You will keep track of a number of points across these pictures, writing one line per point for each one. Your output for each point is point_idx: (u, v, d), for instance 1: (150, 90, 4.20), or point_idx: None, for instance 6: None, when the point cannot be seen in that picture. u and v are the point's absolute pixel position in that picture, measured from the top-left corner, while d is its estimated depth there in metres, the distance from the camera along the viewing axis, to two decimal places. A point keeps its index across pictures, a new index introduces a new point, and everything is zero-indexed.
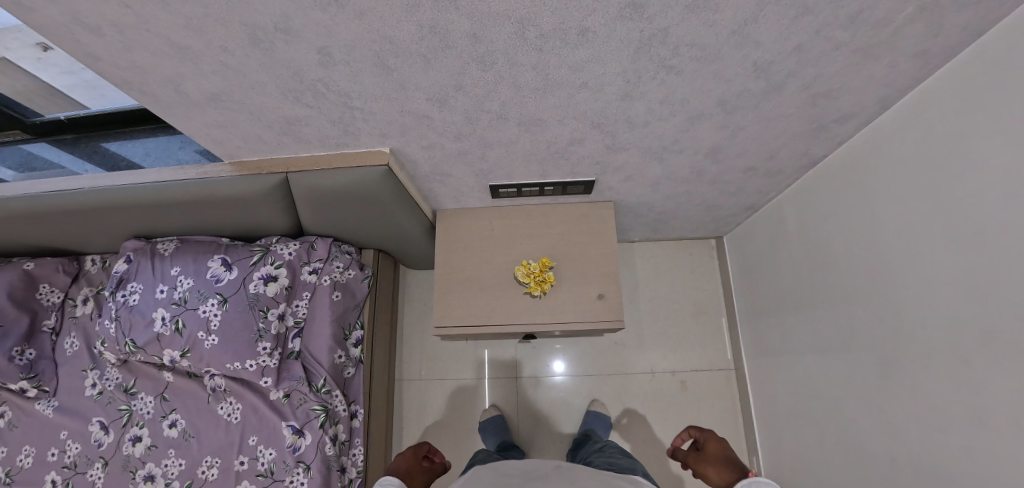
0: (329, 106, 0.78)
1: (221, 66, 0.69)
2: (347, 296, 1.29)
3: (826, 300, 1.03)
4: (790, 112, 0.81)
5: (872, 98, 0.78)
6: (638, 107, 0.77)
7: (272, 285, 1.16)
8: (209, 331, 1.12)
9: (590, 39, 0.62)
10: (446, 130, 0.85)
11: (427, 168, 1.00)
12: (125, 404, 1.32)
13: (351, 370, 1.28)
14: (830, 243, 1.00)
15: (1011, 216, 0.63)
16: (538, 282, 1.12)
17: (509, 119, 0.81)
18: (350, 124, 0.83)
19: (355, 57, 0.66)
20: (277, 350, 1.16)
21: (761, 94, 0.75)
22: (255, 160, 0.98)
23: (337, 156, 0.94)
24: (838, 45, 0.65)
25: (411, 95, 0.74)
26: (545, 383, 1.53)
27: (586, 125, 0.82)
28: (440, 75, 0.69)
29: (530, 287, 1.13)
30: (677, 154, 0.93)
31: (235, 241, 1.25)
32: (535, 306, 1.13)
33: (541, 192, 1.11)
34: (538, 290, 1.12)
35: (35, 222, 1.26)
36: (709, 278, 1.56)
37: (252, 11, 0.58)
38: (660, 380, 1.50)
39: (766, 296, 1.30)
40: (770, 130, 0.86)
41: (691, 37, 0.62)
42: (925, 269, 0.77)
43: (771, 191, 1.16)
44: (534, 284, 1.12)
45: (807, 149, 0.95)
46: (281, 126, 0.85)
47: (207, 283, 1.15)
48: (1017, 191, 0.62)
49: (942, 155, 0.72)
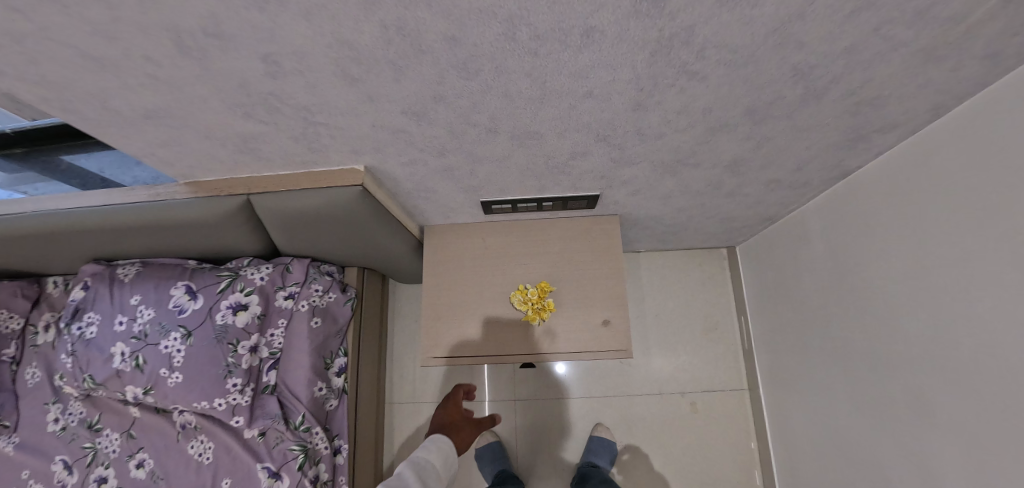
0: (288, 122, 0.66)
1: (150, 78, 0.57)
2: (328, 321, 1.17)
3: (856, 324, 0.93)
4: (826, 121, 0.70)
5: (923, 105, 0.67)
6: (652, 117, 0.65)
7: (242, 314, 1.05)
8: (173, 368, 1.02)
9: (596, 40, 0.50)
10: (428, 146, 0.73)
11: (410, 185, 0.88)
12: (89, 442, 1.21)
13: (334, 401, 1.18)
14: (864, 262, 0.89)
15: None
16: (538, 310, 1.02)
17: (501, 133, 0.69)
18: (316, 141, 0.72)
19: (310, 65, 0.54)
20: (249, 387, 1.05)
21: (797, 100, 0.64)
22: (213, 181, 0.86)
23: (305, 176, 0.82)
24: (896, 45, 0.54)
25: (383, 108, 0.62)
26: (545, 407, 1.42)
27: (590, 138, 0.71)
28: (416, 85, 0.57)
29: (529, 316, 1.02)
30: (693, 167, 0.82)
31: (203, 263, 1.14)
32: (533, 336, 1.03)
33: (539, 207, 1.00)
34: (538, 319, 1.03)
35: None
36: (720, 289, 1.46)
37: (173, 12, 0.46)
38: (669, 401, 1.39)
39: (786, 313, 1.20)
40: (801, 140, 0.75)
41: (721, 37, 0.50)
42: (989, 303, 0.66)
43: (793, 201, 1.05)
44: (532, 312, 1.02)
45: (841, 158, 0.84)
46: (235, 143, 0.73)
47: (169, 315, 1.03)
48: None
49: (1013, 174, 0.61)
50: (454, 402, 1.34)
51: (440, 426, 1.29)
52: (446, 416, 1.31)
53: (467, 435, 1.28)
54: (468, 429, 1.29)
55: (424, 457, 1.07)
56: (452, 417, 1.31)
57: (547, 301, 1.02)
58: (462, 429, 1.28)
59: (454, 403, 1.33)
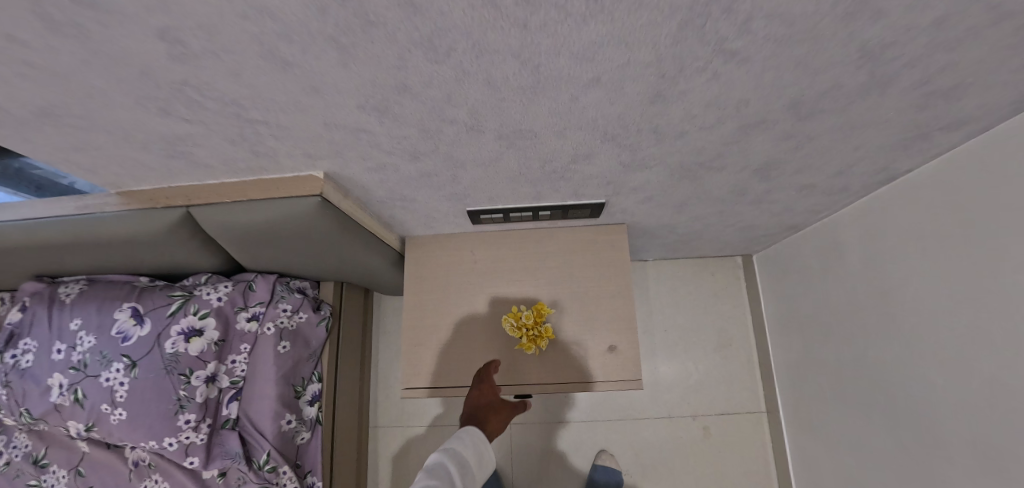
0: (219, 120, 0.53)
1: (23, 64, 0.44)
2: (298, 345, 1.04)
3: (905, 351, 0.80)
4: (885, 115, 0.57)
5: (1009, 96, 0.54)
6: (674, 112, 0.52)
7: (196, 341, 0.92)
8: (115, 403, 0.89)
9: (606, 6, 0.37)
10: (397, 148, 0.60)
11: (382, 193, 0.75)
12: (34, 479, 1.08)
13: (306, 434, 1.04)
14: (917, 280, 0.76)
15: None
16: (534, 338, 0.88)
17: (485, 133, 0.56)
18: (259, 144, 0.58)
19: (226, 44, 0.40)
20: (205, 423, 0.92)
21: (857, 89, 0.51)
22: (148, 190, 0.72)
23: (254, 185, 0.68)
24: (1002, 14, 0.41)
25: (333, 102, 0.49)
26: (545, 432, 1.29)
27: (595, 138, 0.58)
28: (371, 71, 0.44)
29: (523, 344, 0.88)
30: (717, 171, 0.69)
31: (156, 281, 1.00)
32: (529, 366, 0.90)
33: (535, 217, 0.87)
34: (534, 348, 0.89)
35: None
36: (735, 301, 1.33)
37: None
38: (679, 426, 1.27)
39: (812, 331, 1.07)
40: (850, 138, 0.62)
41: (776, 2, 0.37)
42: None
43: (825, 208, 0.92)
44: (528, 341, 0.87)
45: (891, 160, 0.71)
46: (161, 146, 0.60)
47: (112, 342, 0.90)
48: None
49: None
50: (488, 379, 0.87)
51: (471, 413, 0.89)
52: (480, 398, 0.88)
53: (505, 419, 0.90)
54: (504, 413, 0.90)
55: (461, 459, 0.81)
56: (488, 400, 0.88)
57: (547, 327, 0.88)
58: (497, 417, 0.89)
59: (488, 382, 0.87)
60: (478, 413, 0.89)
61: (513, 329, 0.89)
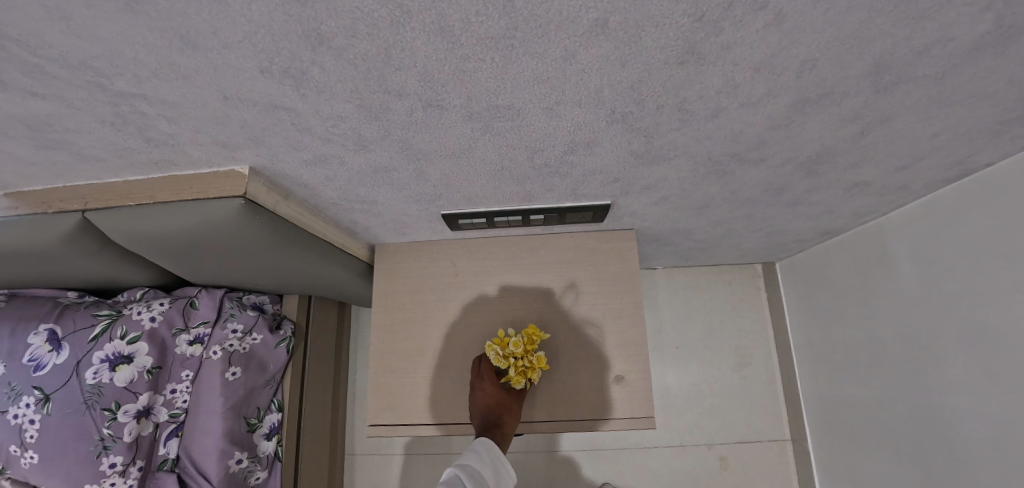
0: (78, 92, 0.38)
1: None
2: (252, 370, 0.90)
3: (977, 388, 0.65)
4: (994, 87, 0.42)
5: None
6: (710, 77, 0.37)
7: (123, 370, 0.77)
8: (25, 445, 0.74)
9: None
10: (337, 134, 0.45)
11: (333, 193, 0.60)
12: None
13: (261, 474, 0.89)
14: (996, 300, 0.61)
15: None
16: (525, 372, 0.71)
17: (449, 112, 0.41)
18: (149, 127, 0.44)
19: None
20: (134, 466, 0.77)
21: (970, 47, 0.36)
22: (40, 191, 0.58)
23: (164, 184, 0.54)
24: None
25: (223, 63, 0.34)
26: (540, 463, 1.14)
27: (598, 119, 0.43)
28: (261, 9, 0.29)
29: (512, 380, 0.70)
30: (755, 165, 0.54)
31: (84, 297, 0.86)
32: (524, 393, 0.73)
33: (525, 222, 0.72)
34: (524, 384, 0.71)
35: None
36: (756, 315, 1.18)
37: None
38: (693, 456, 1.12)
39: (850, 354, 0.92)
40: (933, 121, 0.47)
41: None
42: None
43: (874, 210, 0.76)
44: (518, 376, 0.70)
45: (973, 153, 0.56)
46: (23, 133, 0.45)
47: (22, 372, 0.76)
48: None
49: None
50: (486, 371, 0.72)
51: (481, 417, 0.70)
52: (485, 400, 0.71)
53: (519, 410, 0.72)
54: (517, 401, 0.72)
55: (479, 478, 0.63)
56: (493, 399, 0.71)
57: (540, 356, 0.72)
58: (512, 410, 0.71)
59: (489, 377, 0.72)
60: (490, 414, 0.70)
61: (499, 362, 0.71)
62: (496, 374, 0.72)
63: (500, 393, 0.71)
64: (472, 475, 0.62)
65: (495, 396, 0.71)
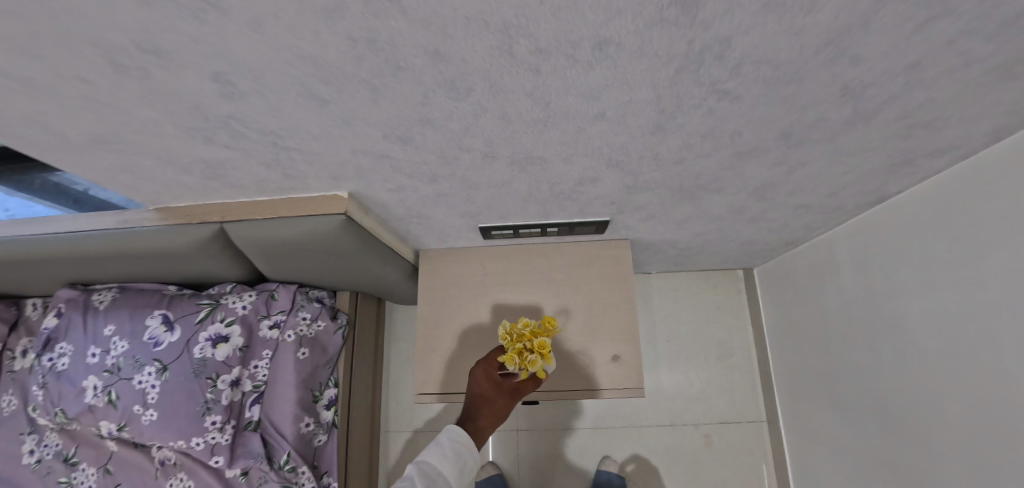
0: (256, 147, 0.58)
1: (91, 100, 0.49)
2: (317, 352, 1.09)
3: (896, 364, 0.83)
4: (873, 144, 0.61)
5: (984, 127, 0.58)
6: (671, 141, 0.56)
7: (222, 347, 0.97)
8: (147, 404, 0.94)
9: (610, 56, 0.41)
10: (417, 172, 0.65)
11: (400, 210, 0.79)
12: (64, 477, 1.16)
13: (323, 437, 1.09)
14: (905, 296, 0.80)
15: None
16: (523, 360, 0.83)
17: (498, 159, 0.61)
18: (290, 167, 0.63)
19: (268, 85, 0.45)
20: (230, 424, 0.97)
21: (841, 124, 0.55)
22: (184, 207, 0.78)
23: (283, 203, 0.74)
24: (971, 59, 0.44)
25: (361, 132, 0.54)
26: (548, 439, 1.32)
27: (599, 164, 0.63)
28: (397, 108, 0.49)
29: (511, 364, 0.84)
30: (715, 193, 0.73)
31: (183, 290, 1.06)
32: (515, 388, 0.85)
33: (543, 233, 0.91)
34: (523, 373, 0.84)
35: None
36: (738, 313, 1.36)
37: (95, 25, 0.38)
38: (681, 434, 1.30)
39: (810, 343, 1.10)
40: (838, 165, 0.66)
41: (763, 50, 0.41)
42: None
43: (823, 225, 0.95)
44: (516, 362, 0.83)
45: (881, 184, 0.75)
46: (201, 170, 0.65)
47: (144, 348, 0.96)
48: None
49: None
50: (482, 368, 0.86)
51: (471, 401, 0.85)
52: (476, 386, 0.85)
53: (504, 408, 0.85)
54: (504, 399, 0.85)
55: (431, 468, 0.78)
56: (482, 387, 0.85)
57: (541, 343, 0.84)
58: (496, 401, 0.85)
59: (485, 365, 0.86)
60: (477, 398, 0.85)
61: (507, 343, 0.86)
62: (490, 373, 0.85)
63: (488, 383, 0.85)
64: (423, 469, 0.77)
65: (484, 385, 0.85)
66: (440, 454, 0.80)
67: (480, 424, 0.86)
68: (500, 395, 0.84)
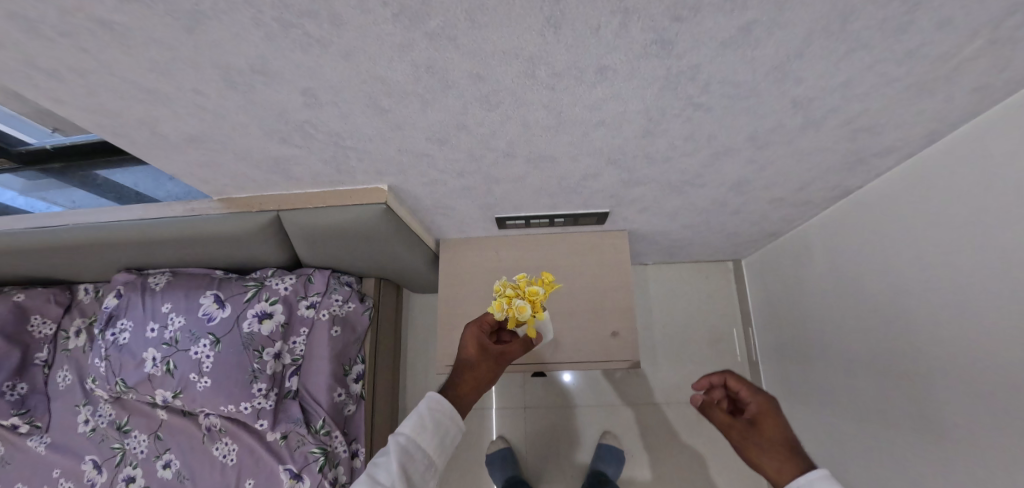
0: (320, 146, 0.71)
1: (198, 108, 0.62)
2: (347, 330, 1.22)
3: (860, 338, 0.96)
4: (827, 146, 0.73)
5: (917, 132, 0.71)
6: (660, 143, 0.69)
7: (267, 323, 1.10)
8: (202, 373, 1.07)
9: (609, 77, 0.54)
10: (449, 168, 0.78)
11: (429, 202, 0.92)
12: (117, 443, 1.28)
13: (352, 407, 1.22)
14: (865, 278, 0.92)
15: None
16: (515, 309, 0.75)
17: (517, 157, 0.74)
18: (344, 163, 0.76)
19: (344, 98, 0.58)
20: (273, 391, 1.10)
21: (797, 129, 0.67)
22: (244, 197, 0.91)
23: (332, 194, 0.87)
24: (891, 80, 0.57)
25: (408, 135, 0.67)
26: (554, 415, 1.45)
27: (600, 162, 0.75)
28: (441, 115, 0.62)
29: (500, 310, 0.76)
30: (699, 187, 0.86)
31: (229, 273, 1.19)
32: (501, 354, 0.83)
33: (551, 223, 1.04)
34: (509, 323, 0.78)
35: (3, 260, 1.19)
36: (727, 302, 1.49)
37: (225, 54, 0.51)
38: (676, 411, 1.42)
39: (790, 325, 1.23)
40: (802, 164, 0.79)
41: (726, 73, 0.54)
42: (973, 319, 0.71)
43: (798, 218, 1.08)
44: (506, 307, 0.75)
45: (842, 180, 0.87)
46: (269, 165, 0.78)
47: (199, 322, 1.09)
48: None
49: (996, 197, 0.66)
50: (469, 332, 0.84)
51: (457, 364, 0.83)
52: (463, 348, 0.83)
53: (488, 374, 0.83)
54: (488, 365, 0.82)
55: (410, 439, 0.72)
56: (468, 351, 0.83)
57: (528, 296, 0.78)
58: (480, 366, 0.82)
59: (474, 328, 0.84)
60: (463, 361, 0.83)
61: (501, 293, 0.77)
62: (476, 337, 0.83)
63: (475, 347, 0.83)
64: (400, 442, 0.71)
65: (471, 348, 0.83)
66: (417, 425, 0.74)
67: (460, 392, 0.80)
68: (485, 359, 0.82)
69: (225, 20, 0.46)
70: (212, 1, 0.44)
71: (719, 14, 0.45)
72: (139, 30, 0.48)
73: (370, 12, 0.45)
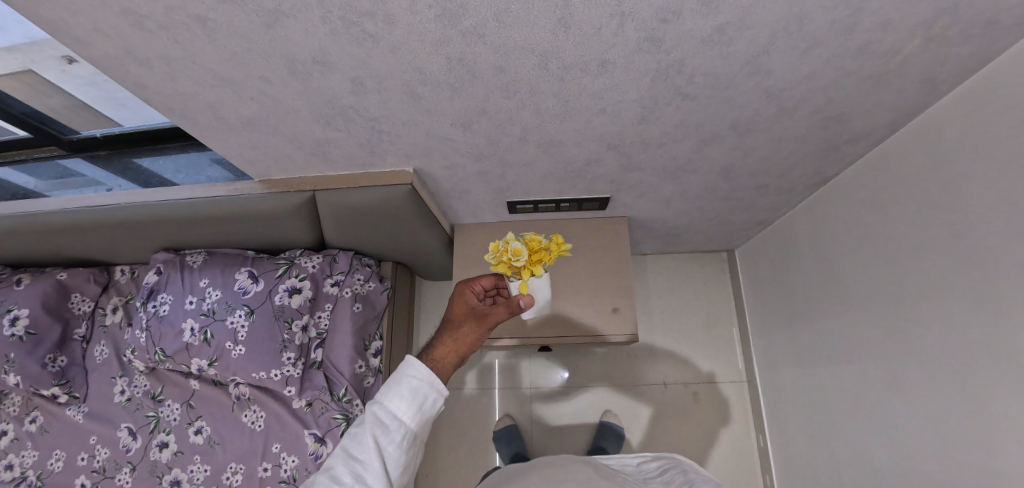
0: (359, 130, 0.82)
1: (260, 93, 0.73)
2: (367, 307, 1.32)
3: (839, 315, 1.05)
4: (801, 134, 0.84)
5: (879, 122, 0.81)
6: (654, 129, 0.80)
7: (296, 297, 1.21)
8: (237, 341, 1.17)
9: (609, 69, 0.65)
10: (468, 152, 0.88)
11: (448, 185, 1.03)
12: (152, 411, 1.30)
13: (370, 379, 1.31)
14: (842, 259, 1.02)
15: (1004, 244, 0.68)
16: (510, 253, 0.83)
17: (530, 142, 0.84)
18: (377, 146, 0.87)
19: (386, 86, 0.69)
20: (300, 360, 1.20)
21: (772, 118, 0.78)
22: (284, 179, 1.05)
23: (363, 176, 0.99)
24: (848, 73, 0.67)
25: (437, 120, 0.78)
26: (556, 395, 1.54)
27: (603, 147, 0.86)
28: (466, 103, 0.73)
29: (497, 253, 0.84)
30: (691, 173, 0.97)
31: (260, 253, 1.30)
32: (485, 319, 0.79)
33: (557, 208, 1.14)
34: (501, 268, 0.85)
35: (55, 237, 1.29)
36: (720, 290, 1.59)
37: (294, 46, 0.62)
38: (673, 392, 1.51)
39: (778, 308, 1.32)
40: (781, 151, 0.89)
41: (707, 67, 0.64)
42: (926, 287, 0.81)
43: (782, 206, 1.18)
44: (502, 250, 0.83)
45: (819, 168, 0.97)
46: (311, 147, 0.89)
47: (235, 295, 1.19)
48: (1014, 220, 0.66)
49: (942, 180, 0.77)
50: (459, 297, 0.86)
51: (444, 324, 0.81)
52: (453, 310, 0.84)
53: (467, 334, 0.78)
54: (469, 327, 0.78)
55: (390, 411, 0.65)
56: (457, 312, 0.83)
57: (529, 244, 0.85)
58: (463, 327, 0.79)
59: (469, 291, 0.86)
60: (450, 320, 0.82)
61: (504, 240, 0.85)
62: (465, 299, 0.84)
63: (463, 309, 0.83)
64: (377, 416, 0.64)
65: (461, 309, 0.84)
66: (396, 394, 0.66)
67: (436, 354, 0.75)
68: (468, 319, 0.80)
69: (299, 18, 0.57)
70: (292, 3, 0.55)
71: (698, 17, 0.56)
72: (227, 25, 0.59)
73: (417, 14, 0.56)
